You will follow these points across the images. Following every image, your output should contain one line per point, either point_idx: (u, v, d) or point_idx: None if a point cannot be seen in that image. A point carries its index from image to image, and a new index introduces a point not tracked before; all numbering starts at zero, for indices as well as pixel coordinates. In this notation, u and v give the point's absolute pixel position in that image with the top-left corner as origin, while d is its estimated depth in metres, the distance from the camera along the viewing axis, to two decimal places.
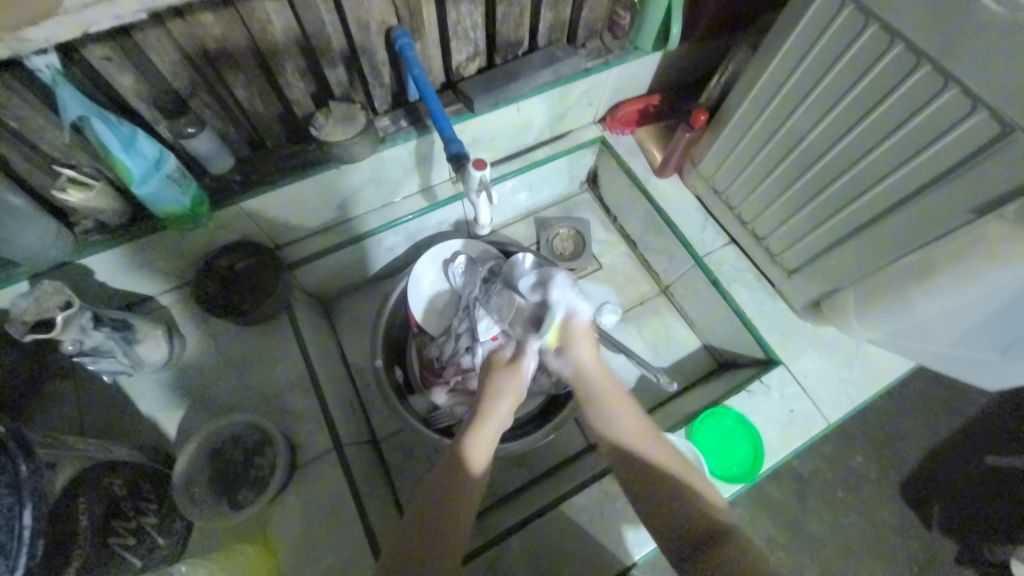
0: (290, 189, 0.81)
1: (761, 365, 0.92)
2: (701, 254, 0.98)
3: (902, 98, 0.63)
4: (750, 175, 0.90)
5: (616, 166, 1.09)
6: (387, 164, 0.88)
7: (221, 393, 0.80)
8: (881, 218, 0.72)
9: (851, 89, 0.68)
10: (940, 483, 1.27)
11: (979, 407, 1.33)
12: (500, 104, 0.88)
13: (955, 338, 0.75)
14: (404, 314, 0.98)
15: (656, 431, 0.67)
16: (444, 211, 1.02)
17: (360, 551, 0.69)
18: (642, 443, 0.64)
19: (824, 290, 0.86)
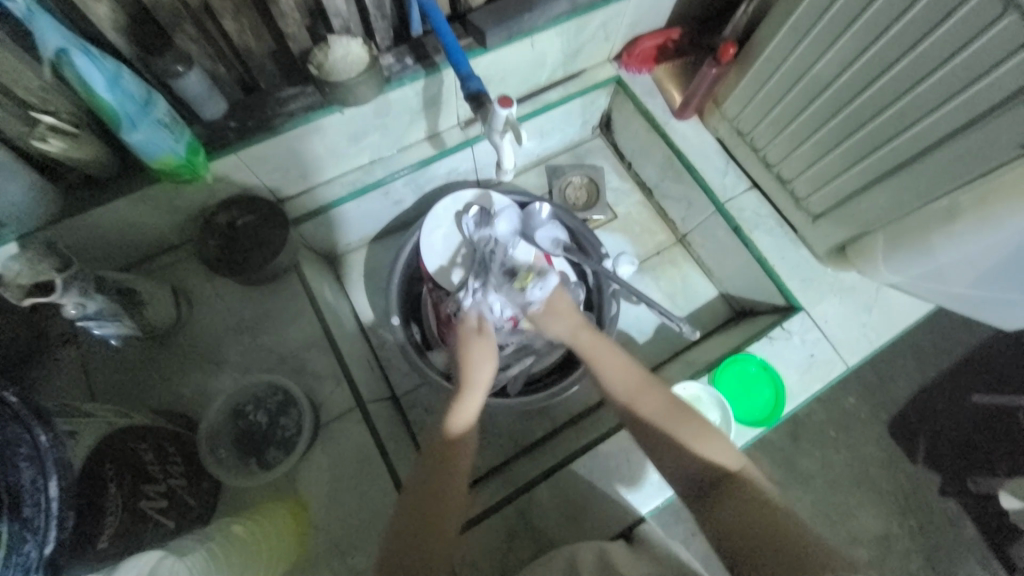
0: (291, 135, 0.74)
1: (782, 312, 0.91)
2: (724, 200, 0.95)
3: (954, 27, 0.58)
4: (779, 114, 0.85)
5: (632, 108, 1.03)
6: (393, 107, 0.81)
7: (236, 355, 0.77)
8: (921, 157, 0.68)
9: (897, 16, 0.63)
10: (937, 420, 1.31)
11: (980, 347, 1.35)
12: (513, 38, 0.80)
13: (975, 279, 0.75)
14: (417, 269, 0.95)
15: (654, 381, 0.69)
16: (454, 159, 0.96)
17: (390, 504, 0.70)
18: (628, 399, 0.68)
19: (851, 234, 0.84)
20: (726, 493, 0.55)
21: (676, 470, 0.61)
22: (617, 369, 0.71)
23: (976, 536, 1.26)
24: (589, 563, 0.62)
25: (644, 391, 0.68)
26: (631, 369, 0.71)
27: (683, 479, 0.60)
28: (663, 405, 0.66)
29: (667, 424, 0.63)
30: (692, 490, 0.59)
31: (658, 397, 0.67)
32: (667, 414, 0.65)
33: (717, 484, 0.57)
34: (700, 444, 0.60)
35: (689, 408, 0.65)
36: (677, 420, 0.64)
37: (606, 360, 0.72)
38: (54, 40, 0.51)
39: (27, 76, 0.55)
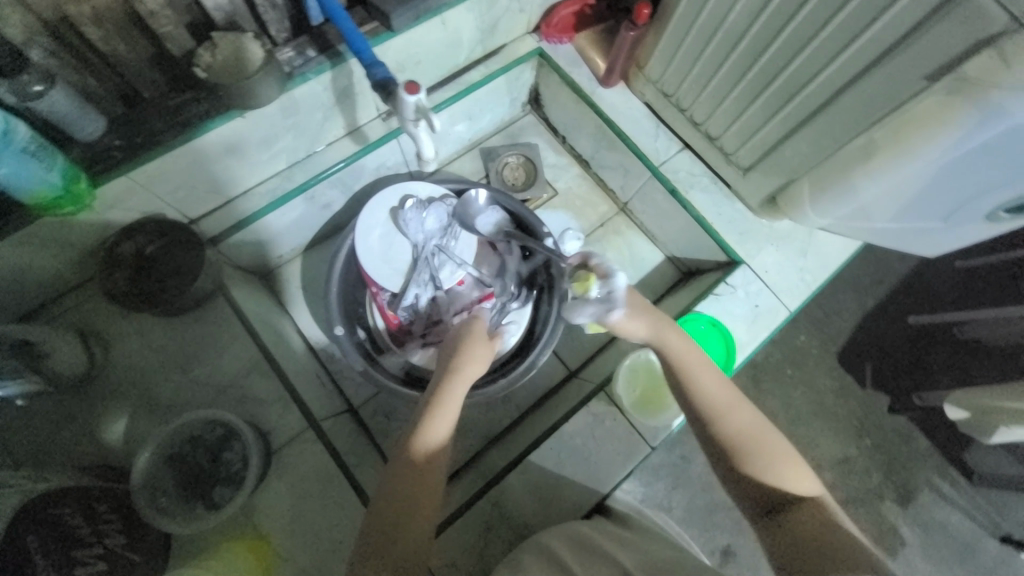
0: (192, 149, 0.68)
1: (725, 268, 0.94)
2: (658, 164, 0.95)
3: None
4: (700, 72, 0.84)
5: (558, 80, 1.01)
6: (302, 105, 0.76)
7: (166, 394, 0.71)
8: (833, 101, 0.70)
9: None
10: (878, 346, 1.40)
11: (909, 274, 1.44)
12: (422, 19, 0.76)
13: (898, 212, 0.78)
14: (357, 274, 0.91)
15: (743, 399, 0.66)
16: (380, 154, 0.91)
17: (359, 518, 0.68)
18: (711, 412, 0.64)
19: (780, 183, 0.85)
20: (801, 521, 0.55)
21: (746, 489, 0.60)
22: (710, 383, 0.66)
23: (925, 446, 1.36)
24: (561, 542, 0.63)
25: (742, 413, 0.64)
26: (721, 383, 0.66)
27: (750, 499, 0.60)
28: (755, 429, 0.63)
29: (760, 446, 0.61)
30: (758, 509, 0.59)
31: (754, 421, 0.63)
32: (755, 437, 0.62)
33: (793, 510, 0.56)
34: (785, 473, 0.59)
35: (777, 434, 0.63)
36: (763, 447, 0.61)
37: (698, 370, 0.66)
38: None
39: None
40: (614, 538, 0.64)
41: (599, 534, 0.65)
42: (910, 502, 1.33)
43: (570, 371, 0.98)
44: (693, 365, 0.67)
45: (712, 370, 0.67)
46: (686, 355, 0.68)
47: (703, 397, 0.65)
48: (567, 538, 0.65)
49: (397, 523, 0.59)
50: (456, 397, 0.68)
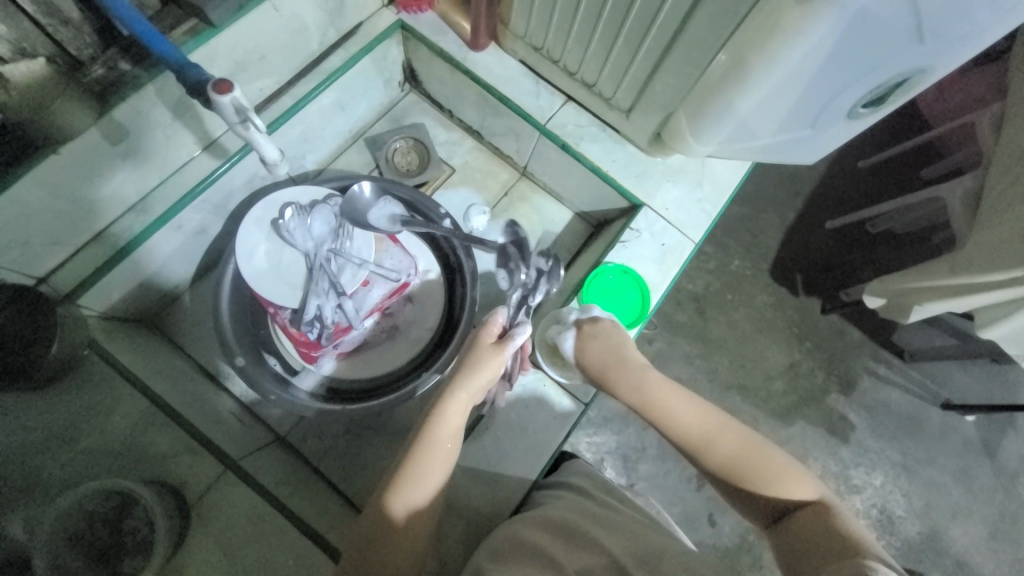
0: (4, 198, 0.59)
1: (628, 214, 0.94)
2: (544, 122, 0.93)
3: None
4: (559, 20, 0.81)
5: (427, 51, 0.96)
6: (133, 127, 0.68)
7: (50, 476, 0.57)
8: (685, 26, 0.69)
9: None
10: (800, 256, 1.47)
11: (816, 184, 1.51)
12: (245, 7, 0.70)
13: (775, 126, 0.80)
14: (253, 299, 0.85)
15: (722, 417, 0.69)
16: (247, 165, 0.84)
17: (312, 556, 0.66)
18: (698, 443, 0.67)
19: (660, 118, 0.85)
20: (804, 520, 0.58)
21: (750, 505, 0.64)
22: (683, 413, 0.69)
23: (859, 339, 1.46)
24: (535, 532, 0.62)
25: (723, 434, 0.67)
26: (697, 410, 0.69)
27: (763, 516, 0.63)
28: (741, 447, 0.65)
29: (750, 464, 0.64)
30: (766, 520, 0.62)
31: (737, 439, 0.66)
32: (744, 456, 0.65)
33: (795, 516, 0.59)
34: (778, 483, 0.62)
35: (764, 445, 0.66)
36: (755, 463, 0.64)
37: (671, 403, 0.69)
38: None
39: None
40: (592, 518, 0.64)
41: (582, 518, 0.64)
42: (853, 391, 1.43)
43: None
44: (667, 399, 0.70)
45: (687, 401, 0.70)
46: (656, 392, 0.70)
47: (683, 432, 0.68)
48: (543, 528, 0.63)
49: (374, 545, 0.61)
50: (452, 425, 0.69)
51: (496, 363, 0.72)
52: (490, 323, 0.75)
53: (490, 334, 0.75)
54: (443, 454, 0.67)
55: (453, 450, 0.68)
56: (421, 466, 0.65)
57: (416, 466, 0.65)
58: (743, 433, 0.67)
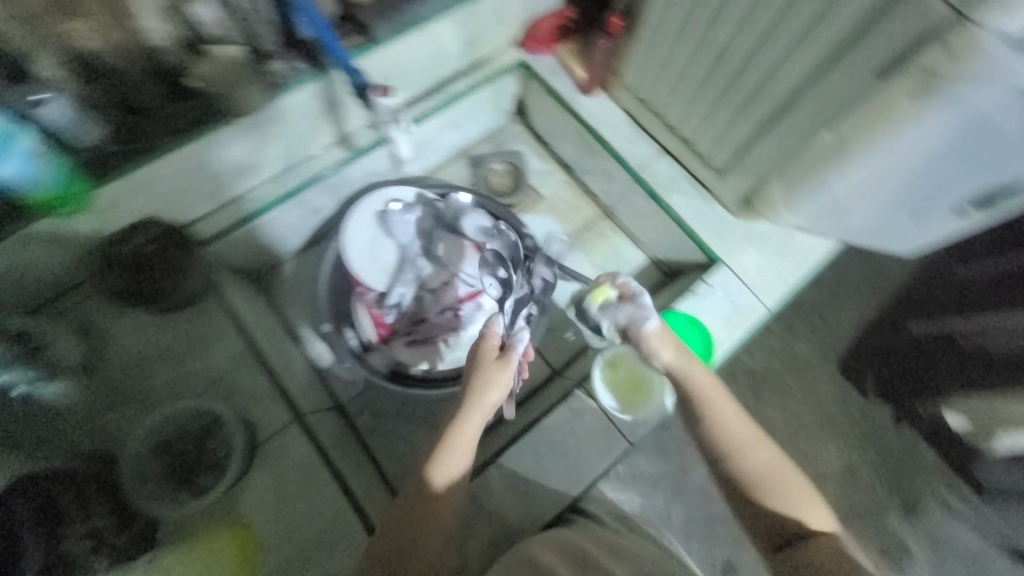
0: (184, 152, 0.72)
1: (704, 267, 0.96)
2: (637, 168, 0.98)
3: None
4: (672, 78, 0.87)
5: (541, 89, 1.05)
6: (293, 113, 0.80)
7: (158, 385, 0.75)
8: (798, 99, 0.72)
9: None
10: (876, 354, 1.38)
11: (904, 283, 1.44)
12: (404, 31, 0.81)
13: (871, 208, 0.80)
14: (345, 277, 0.94)
15: (761, 430, 0.68)
16: (369, 161, 0.95)
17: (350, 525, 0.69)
18: (728, 445, 0.66)
19: (754, 182, 0.88)
20: (815, 550, 0.58)
21: (758, 519, 0.63)
22: (728, 415, 0.68)
23: (931, 458, 1.34)
24: (552, 555, 0.63)
25: (757, 446, 0.66)
26: (740, 415, 0.68)
27: (766, 536, 0.63)
28: (771, 462, 0.65)
29: (776, 482, 0.64)
30: (770, 538, 0.62)
31: (768, 453, 0.66)
32: (772, 473, 0.64)
33: (805, 543, 0.59)
34: (799, 507, 0.62)
35: (792, 467, 0.66)
36: (778, 482, 0.64)
37: (717, 404, 0.68)
38: None
39: None
40: (601, 546, 0.67)
41: (592, 544, 0.67)
42: (916, 514, 1.30)
43: (555, 370, 0.99)
44: (714, 398, 0.69)
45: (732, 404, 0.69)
46: (703, 390, 0.69)
47: (718, 431, 0.67)
48: (559, 554, 0.64)
49: (416, 539, 0.63)
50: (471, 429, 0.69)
51: (502, 376, 0.70)
52: (489, 334, 0.72)
53: (491, 348, 0.71)
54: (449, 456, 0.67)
55: (467, 451, 0.68)
56: (446, 457, 0.67)
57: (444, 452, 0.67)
58: (773, 449, 0.67)
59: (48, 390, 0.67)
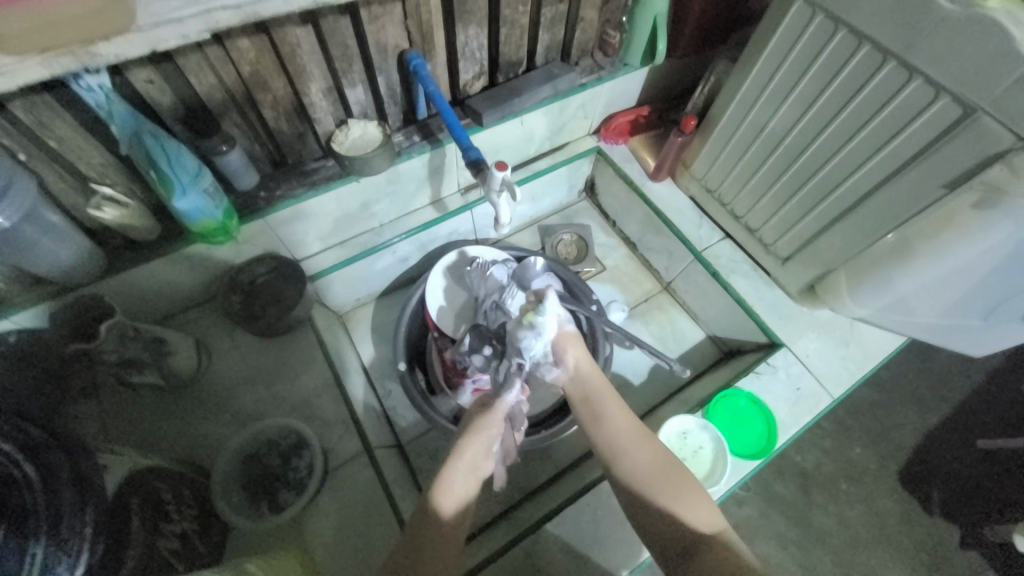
0: (311, 202, 0.84)
1: (766, 350, 0.97)
2: (700, 250, 1.05)
3: (873, 91, 0.69)
4: (740, 173, 0.96)
5: (612, 173, 1.16)
6: (402, 177, 0.93)
7: (247, 405, 0.81)
8: (862, 202, 0.78)
9: (832, 82, 0.73)
10: (938, 466, 1.31)
11: (967, 394, 1.39)
12: (506, 117, 0.95)
13: (940, 309, 0.82)
14: (421, 322, 1.01)
15: (646, 431, 0.72)
16: (454, 221, 1.06)
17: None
18: (621, 446, 0.71)
19: (817, 272, 0.92)
20: (706, 555, 0.58)
21: (651, 528, 0.65)
22: (617, 416, 0.73)
23: None
24: None
25: (638, 444, 0.70)
26: (626, 418, 0.73)
27: (663, 544, 0.63)
28: (657, 460, 0.69)
29: (662, 480, 0.67)
30: (667, 552, 0.62)
31: (648, 451, 0.70)
32: (657, 470, 0.68)
33: (697, 547, 0.59)
34: (683, 504, 0.64)
35: (677, 465, 0.69)
36: (668, 482, 0.66)
37: (611, 407, 0.74)
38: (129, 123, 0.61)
39: (89, 154, 0.65)
40: None
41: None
42: None
43: None
44: (605, 403, 0.75)
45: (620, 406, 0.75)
46: (597, 390, 0.77)
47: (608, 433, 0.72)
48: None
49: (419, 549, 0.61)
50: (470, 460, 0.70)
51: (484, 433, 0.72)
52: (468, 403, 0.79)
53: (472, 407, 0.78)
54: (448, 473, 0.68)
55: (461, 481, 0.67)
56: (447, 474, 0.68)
57: (441, 477, 0.68)
58: (659, 448, 0.71)
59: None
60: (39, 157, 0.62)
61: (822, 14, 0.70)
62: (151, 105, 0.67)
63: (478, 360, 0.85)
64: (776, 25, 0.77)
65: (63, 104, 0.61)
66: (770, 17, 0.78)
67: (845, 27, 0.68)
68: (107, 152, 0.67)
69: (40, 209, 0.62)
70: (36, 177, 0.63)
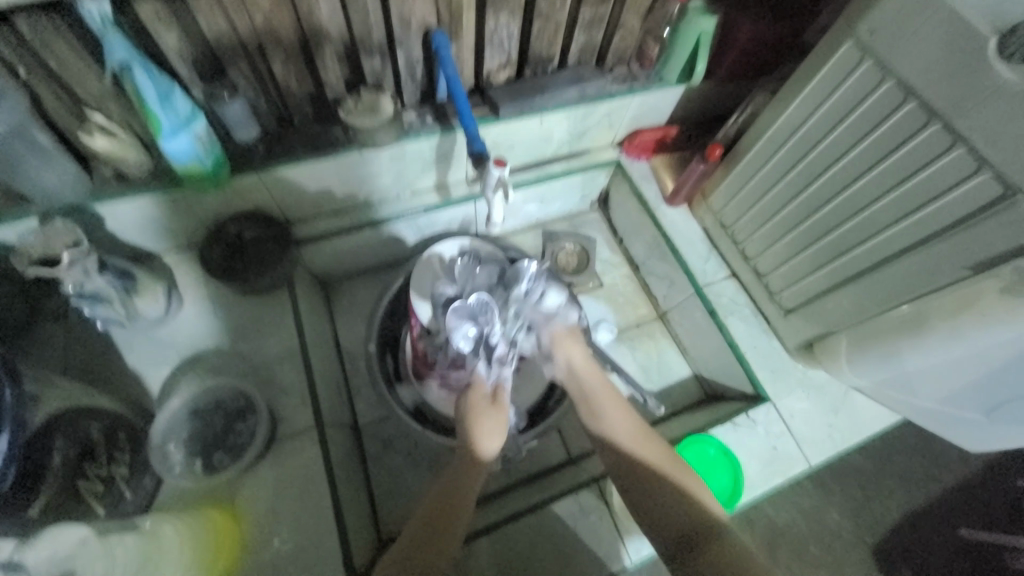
0: (310, 165, 0.82)
1: (750, 401, 0.92)
2: (702, 284, 1.00)
3: (911, 152, 0.64)
4: (757, 213, 0.91)
5: (628, 189, 1.12)
6: (407, 157, 0.90)
7: (209, 358, 0.79)
8: (880, 267, 0.73)
9: (869, 134, 0.68)
10: (910, 546, 1.25)
11: (956, 477, 1.32)
12: (525, 113, 0.91)
13: (943, 394, 0.77)
14: (403, 306, 0.99)
15: (647, 431, 0.76)
16: (455, 211, 1.03)
17: (331, 564, 0.65)
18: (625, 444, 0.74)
19: (818, 331, 0.87)
20: (707, 545, 0.63)
21: (655, 516, 0.68)
22: (616, 415, 0.78)
23: None
24: None
25: (639, 440, 0.74)
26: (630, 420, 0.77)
27: (666, 530, 0.67)
28: (657, 455, 0.72)
29: (664, 473, 0.70)
30: (671, 539, 0.66)
31: (650, 447, 0.73)
32: (660, 462, 0.71)
33: (699, 537, 0.64)
34: (686, 496, 0.68)
35: (679, 461, 0.72)
36: (668, 473, 0.70)
37: (611, 409, 0.78)
38: (120, 54, 0.58)
39: (88, 79, 0.64)
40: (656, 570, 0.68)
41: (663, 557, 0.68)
42: None
43: (570, 457, 0.97)
44: (608, 404, 0.79)
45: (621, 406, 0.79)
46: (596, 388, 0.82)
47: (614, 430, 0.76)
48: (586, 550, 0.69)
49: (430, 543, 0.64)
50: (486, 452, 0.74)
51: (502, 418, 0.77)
52: (477, 385, 0.80)
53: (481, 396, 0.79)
54: (484, 444, 0.74)
55: (492, 446, 0.74)
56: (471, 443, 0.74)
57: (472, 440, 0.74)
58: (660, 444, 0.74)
59: (160, 307, 0.77)
60: (37, 75, 0.61)
61: (871, 59, 0.65)
62: (157, 40, 0.65)
63: (449, 317, 0.78)
64: (822, 64, 0.71)
65: (66, 27, 0.59)
66: (816, 55, 0.72)
67: (892, 78, 0.63)
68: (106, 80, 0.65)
69: (29, 127, 0.62)
70: (30, 94, 0.62)
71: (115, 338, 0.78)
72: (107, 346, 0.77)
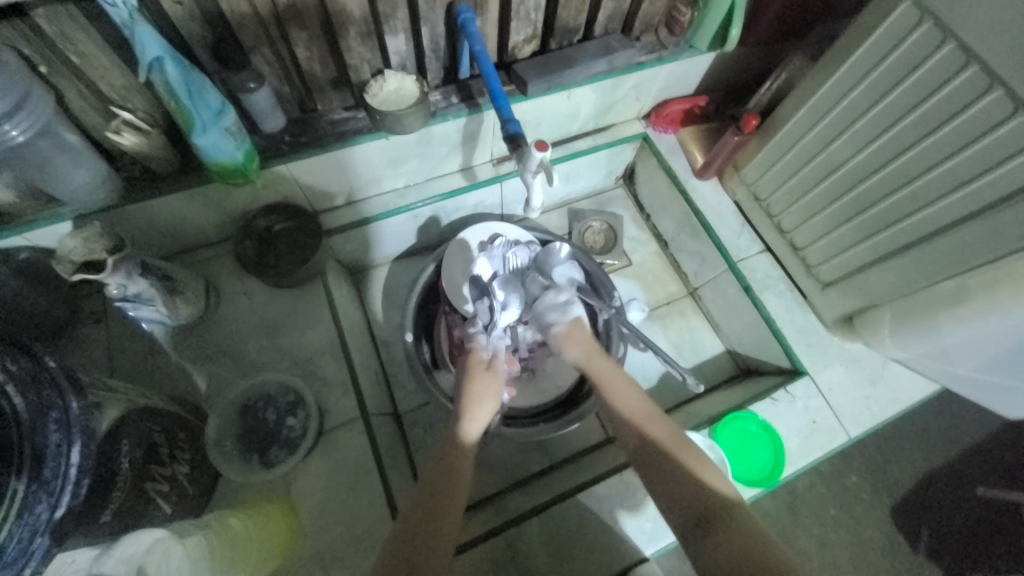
0: (337, 154, 0.80)
1: (786, 375, 0.93)
2: (736, 260, 0.98)
3: (971, 119, 0.61)
4: (796, 185, 0.88)
5: (655, 163, 1.09)
6: (434, 140, 0.87)
7: (250, 353, 0.80)
8: (931, 238, 0.71)
9: (925, 101, 0.65)
10: (934, 508, 1.27)
11: (980, 440, 1.33)
12: (552, 89, 0.88)
13: (981, 363, 0.76)
14: (434, 293, 0.99)
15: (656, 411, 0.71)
16: (482, 193, 1.01)
17: None
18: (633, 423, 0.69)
19: (859, 304, 0.86)
20: (722, 526, 0.56)
21: (665, 496, 0.62)
22: (623, 397, 0.73)
23: None
24: None
25: (647, 420, 0.69)
26: (638, 400, 0.72)
27: (676, 511, 0.61)
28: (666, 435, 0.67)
29: (675, 453, 0.65)
30: (684, 522, 0.59)
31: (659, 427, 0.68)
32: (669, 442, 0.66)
33: (714, 517, 0.57)
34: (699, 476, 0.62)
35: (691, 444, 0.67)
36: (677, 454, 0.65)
37: (617, 390, 0.74)
38: (152, 50, 0.56)
39: (111, 74, 0.62)
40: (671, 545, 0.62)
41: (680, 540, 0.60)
42: None
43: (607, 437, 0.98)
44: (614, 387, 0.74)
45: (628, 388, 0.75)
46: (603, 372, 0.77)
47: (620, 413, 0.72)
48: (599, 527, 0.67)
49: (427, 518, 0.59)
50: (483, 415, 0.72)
51: (496, 382, 0.75)
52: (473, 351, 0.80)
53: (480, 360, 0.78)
54: (477, 411, 0.72)
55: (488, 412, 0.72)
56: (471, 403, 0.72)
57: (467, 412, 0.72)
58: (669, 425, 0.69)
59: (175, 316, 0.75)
60: (61, 72, 0.59)
61: (931, 20, 0.61)
62: (179, 30, 0.63)
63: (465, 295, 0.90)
64: (874, 26, 0.67)
65: (88, 20, 0.57)
66: (868, 16, 0.68)
67: (954, 41, 0.59)
68: (131, 75, 0.63)
69: (58, 126, 0.59)
70: (56, 92, 0.60)
71: (159, 337, 0.77)
72: (151, 345, 0.77)
